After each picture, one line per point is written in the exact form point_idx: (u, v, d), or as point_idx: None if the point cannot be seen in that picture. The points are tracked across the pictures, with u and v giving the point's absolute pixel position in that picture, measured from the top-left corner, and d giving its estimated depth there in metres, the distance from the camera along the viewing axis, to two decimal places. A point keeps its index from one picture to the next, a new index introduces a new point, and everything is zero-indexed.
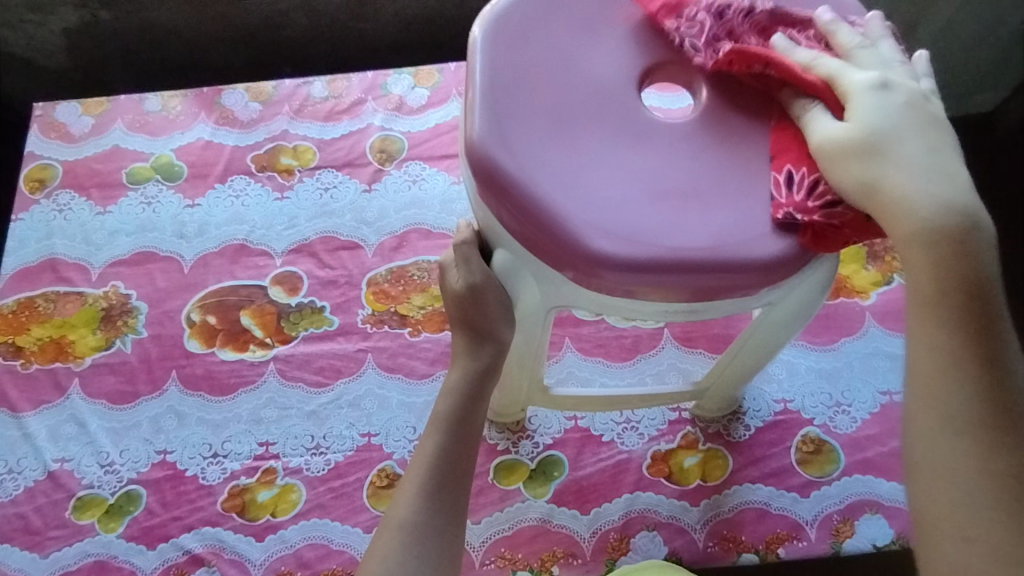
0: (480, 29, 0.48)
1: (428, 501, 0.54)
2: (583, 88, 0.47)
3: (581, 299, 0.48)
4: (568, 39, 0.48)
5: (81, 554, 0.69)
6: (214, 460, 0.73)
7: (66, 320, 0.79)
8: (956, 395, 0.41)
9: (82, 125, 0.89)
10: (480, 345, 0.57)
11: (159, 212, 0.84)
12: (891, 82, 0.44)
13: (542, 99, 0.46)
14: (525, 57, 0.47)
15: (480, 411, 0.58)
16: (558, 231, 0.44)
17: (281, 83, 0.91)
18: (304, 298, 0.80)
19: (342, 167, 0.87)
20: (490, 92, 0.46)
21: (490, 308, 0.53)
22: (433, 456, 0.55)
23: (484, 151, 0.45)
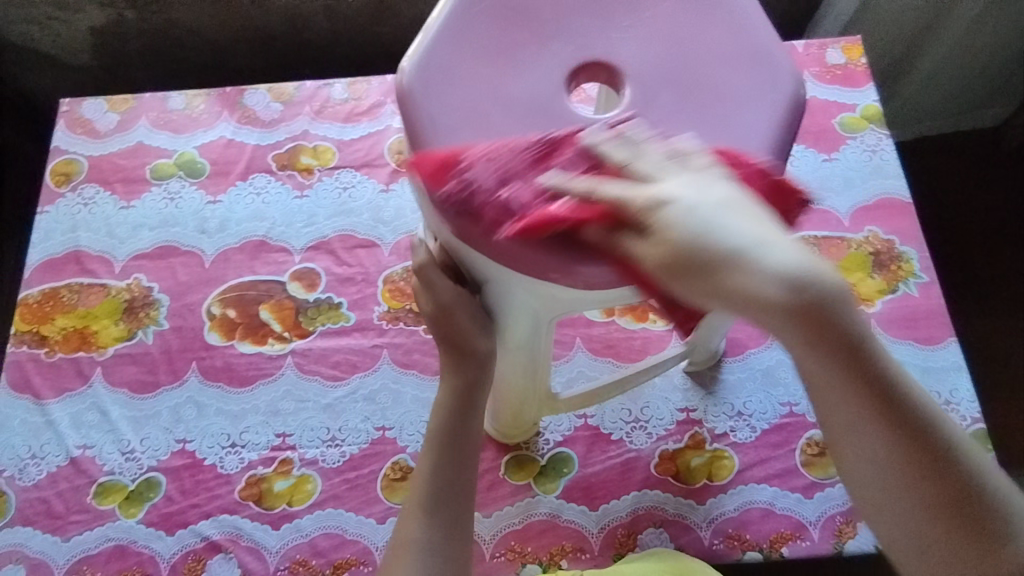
0: (403, 81, 0.46)
1: (429, 518, 0.55)
2: (521, 104, 0.46)
3: (579, 301, 0.48)
4: (490, 57, 0.46)
5: (102, 538, 0.71)
6: (232, 449, 0.75)
7: (89, 310, 0.81)
8: (868, 436, 0.43)
9: (108, 122, 0.91)
10: (461, 359, 0.56)
11: (181, 207, 0.86)
12: (690, 187, 0.38)
13: (486, 126, 0.45)
14: (457, 94, 0.45)
15: (472, 424, 0.57)
16: (546, 253, 0.43)
17: (302, 84, 0.93)
18: (323, 295, 0.82)
19: (361, 167, 0.89)
20: (436, 142, 0.45)
21: (462, 322, 0.53)
22: (432, 475, 0.56)
23: (451, 200, 0.44)
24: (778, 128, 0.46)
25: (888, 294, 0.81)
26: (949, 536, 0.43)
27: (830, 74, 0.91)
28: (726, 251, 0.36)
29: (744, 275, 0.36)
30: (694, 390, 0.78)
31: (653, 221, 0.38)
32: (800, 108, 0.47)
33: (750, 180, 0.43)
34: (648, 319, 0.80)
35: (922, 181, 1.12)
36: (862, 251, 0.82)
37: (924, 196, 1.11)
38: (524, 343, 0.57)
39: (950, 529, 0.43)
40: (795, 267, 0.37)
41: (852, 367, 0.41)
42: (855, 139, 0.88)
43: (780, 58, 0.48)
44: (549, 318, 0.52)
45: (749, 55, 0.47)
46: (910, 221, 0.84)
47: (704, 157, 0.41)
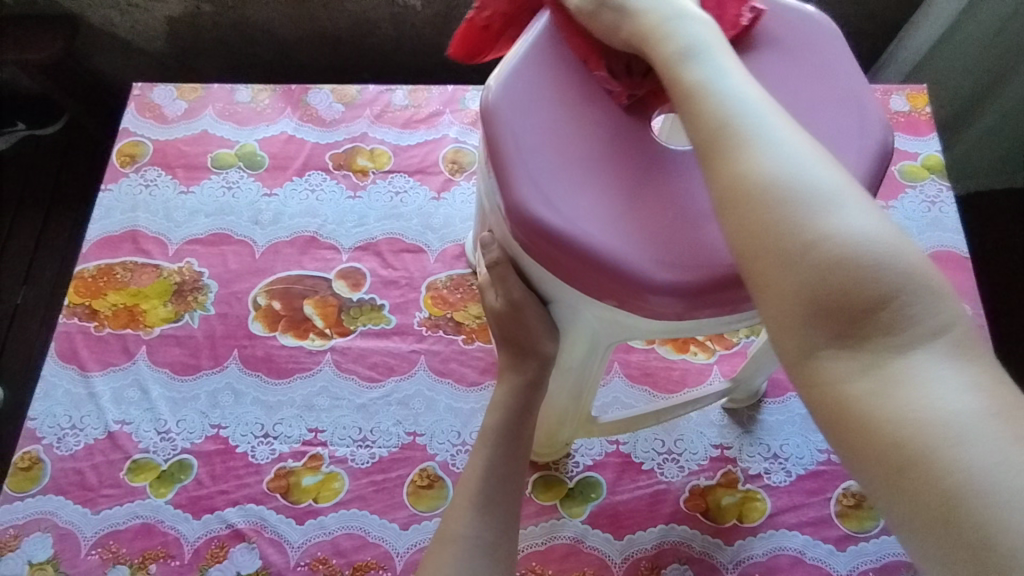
0: (489, 96, 0.46)
1: (479, 515, 0.55)
2: (600, 132, 0.46)
3: (644, 329, 0.47)
4: (577, 83, 0.47)
5: (131, 514, 0.72)
6: (265, 440, 0.75)
7: (140, 289, 0.83)
8: (695, 118, 0.42)
9: (176, 108, 0.94)
10: (524, 359, 0.57)
11: (238, 197, 0.88)
12: None
13: (566, 146, 0.45)
14: (540, 113, 0.46)
15: (526, 427, 0.58)
16: (619, 275, 0.43)
17: (365, 88, 0.95)
18: (366, 295, 0.83)
19: (414, 173, 0.90)
20: (517, 156, 0.44)
21: (531, 322, 0.52)
22: (484, 472, 0.56)
23: (528, 213, 0.43)
24: (866, 172, 0.45)
25: None
26: (778, 242, 0.38)
27: (893, 120, 0.90)
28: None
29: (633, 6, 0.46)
30: (730, 427, 0.76)
31: None
32: (888, 153, 0.46)
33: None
34: (688, 350, 0.79)
35: (977, 238, 1.09)
36: None
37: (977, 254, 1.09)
38: (578, 367, 0.57)
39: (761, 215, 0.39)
40: (671, 3, 0.46)
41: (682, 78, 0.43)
42: (914, 188, 0.87)
43: (869, 104, 0.47)
44: (608, 343, 0.52)
45: (834, 96, 0.47)
46: (965, 276, 0.82)
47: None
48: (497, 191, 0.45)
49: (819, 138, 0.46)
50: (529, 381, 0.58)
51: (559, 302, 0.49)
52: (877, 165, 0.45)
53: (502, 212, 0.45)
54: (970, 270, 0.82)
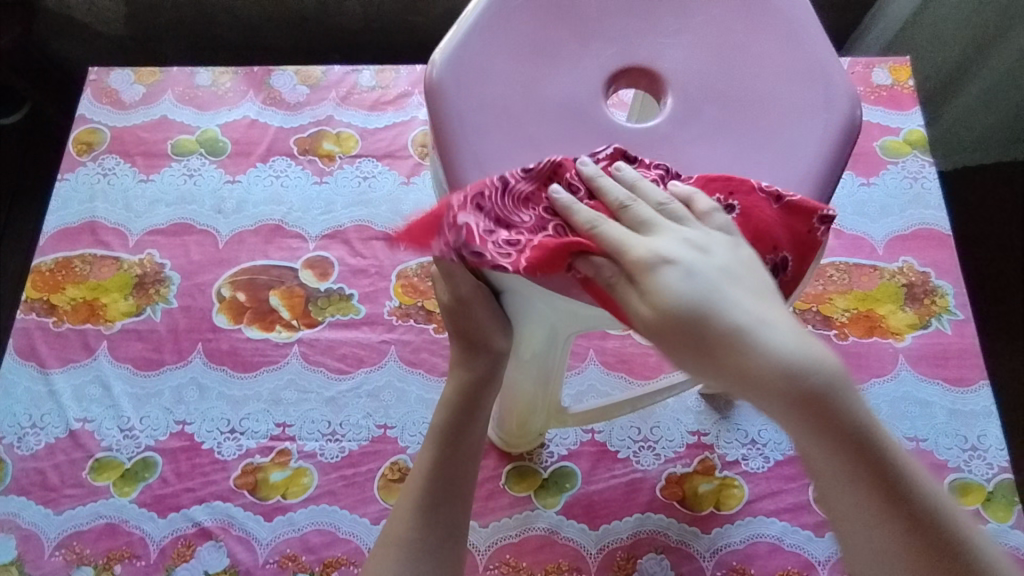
0: (434, 74, 0.43)
1: (425, 517, 0.54)
2: (549, 109, 0.43)
3: (603, 319, 0.45)
4: (528, 59, 0.44)
5: (95, 514, 0.70)
6: (231, 435, 0.73)
7: (100, 283, 0.80)
8: (827, 451, 0.38)
9: (133, 93, 0.90)
10: (474, 355, 0.54)
11: (200, 185, 0.85)
12: (677, 252, 0.37)
13: (513, 127, 0.42)
14: (488, 92, 0.43)
15: (478, 422, 0.56)
16: (571, 267, 0.41)
17: (331, 69, 0.92)
18: (334, 285, 0.80)
19: (383, 158, 0.87)
20: (464, 140, 0.42)
21: (481, 317, 0.50)
22: (430, 471, 0.55)
23: (475, 201, 0.41)
24: (830, 150, 0.43)
25: (919, 329, 0.77)
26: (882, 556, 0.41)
27: (875, 95, 0.87)
28: (729, 329, 0.35)
29: (746, 360, 0.34)
30: (708, 413, 0.75)
31: (646, 280, 0.36)
32: (855, 131, 0.44)
33: (754, 208, 0.41)
34: None
35: (958, 211, 1.07)
36: (895, 282, 0.79)
37: (958, 228, 1.06)
38: (539, 354, 0.55)
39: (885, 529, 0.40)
40: (796, 351, 0.35)
41: (827, 406, 0.36)
42: (896, 164, 0.84)
43: (836, 77, 0.45)
44: (567, 332, 0.50)
45: (798, 69, 0.45)
46: (947, 253, 0.80)
47: (703, 210, 0.39)
48: (444, 176, 0.43)
49: (781, 113, 0.44)
50: (482, 377, 0.55)
51: (510, 293, 0.47)
52: (841, 143, 0.44)
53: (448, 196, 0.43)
54: (952, 249, 0.80)
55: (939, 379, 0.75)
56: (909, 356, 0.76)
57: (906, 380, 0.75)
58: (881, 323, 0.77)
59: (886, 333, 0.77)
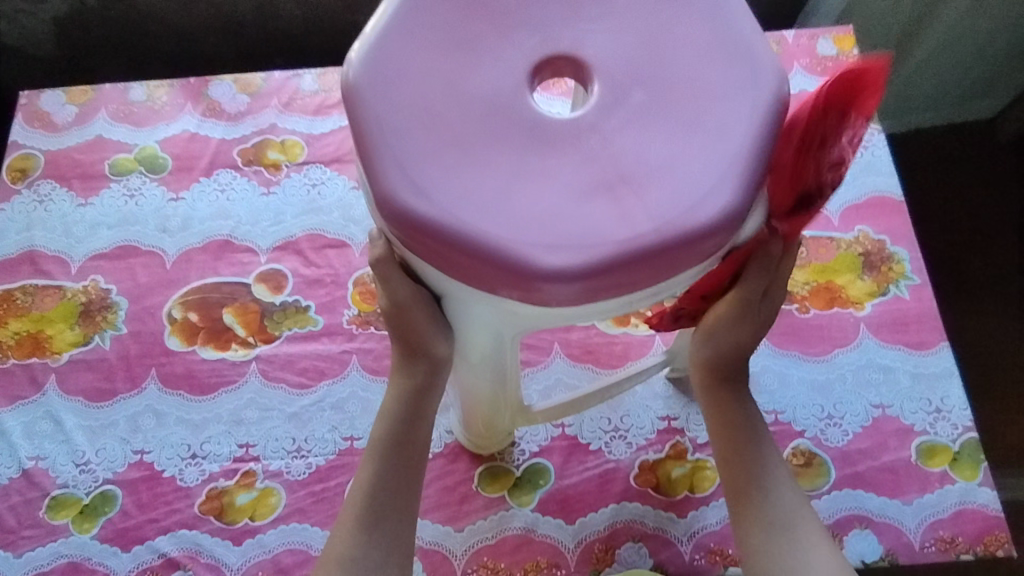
0: (350, 75, 0.42)
1: (364, 534, 0.53)
2: (471, 105, 0.41)
3: (547, 317, 0.44)
4: (447, 54, 0.42)
5: (55, 555, 0.68)
6: (193, 461, 0.71)
7: (44, 314, 0.77)
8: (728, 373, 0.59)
9: (66, 114, 0.87)
10: (413, 361, 0.53)
11: (142, 205, 0.82)
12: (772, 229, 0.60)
13: (436, 126, 0.41)
14: (407, 90, 0.41)
15: (421, 431, 0.55)
16: (504, 265, 0.39)
17: (271, 75, 0.89)
18: (289, 297, 0.78)
19: (331, 163, 0.85)
20: (385, 141, 0.41)
21: (421, 322, 0.49)
22: (370, 484, 0.54)
23: (401, 205, 0.40)
24: (760, 127, 0.42)
25: (878, 297, 0.78)
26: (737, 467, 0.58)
27: (821, 65, 0.88)
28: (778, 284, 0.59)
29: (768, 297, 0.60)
30: (676, 397, 0.74)
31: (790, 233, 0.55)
32: (784, 105, 0.43)
33: None
34: (629, 323, 0.77)
35: (910, 178, 1.05)
36: (852, 251, 0.79)
37: (911, 202, 1.04)
38: (488, 354, 0.54)
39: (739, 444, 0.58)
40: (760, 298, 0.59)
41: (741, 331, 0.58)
42: None
43: (763, 54, 0.44)
44: (511, 331, 0.49)
45: (723, 46, 0.44)
46: (901, 219, 0.81)
47: None
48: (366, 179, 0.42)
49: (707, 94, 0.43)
50: (421, 386, 0.54)
51: (447, 297, 0.46)
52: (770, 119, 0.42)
53: (374, 202, 0.42)
54: (906, 214, 0.81)
55: (900, 344, 0.75)
56: (870, 324, 0.76)
57: (869, 348, 0.75)
58: (841, 293, 0.77)
59: (846, 304, 0.77)
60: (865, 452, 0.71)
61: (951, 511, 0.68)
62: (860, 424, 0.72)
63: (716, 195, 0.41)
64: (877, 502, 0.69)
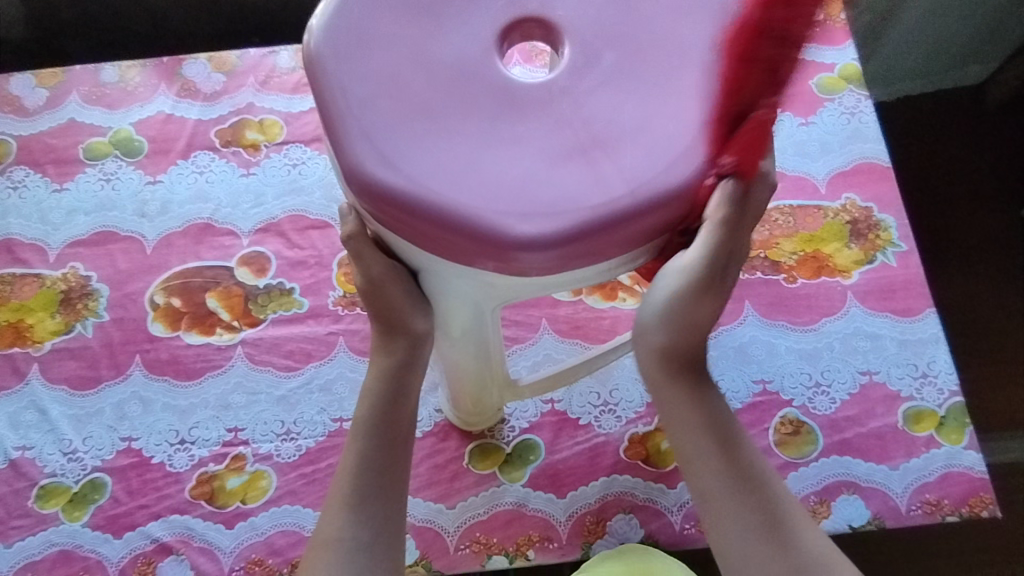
0: (311, 46, 0.41)
1: (352, 515, 0.52)
2: (438, 73, 0.40)
3: (524, 288, 0.44)
4: (410, 21, 0.41)
5: (46, 543, 0.67)
6: (181, 446, 0.71)
7: (23, 303, 0.76)
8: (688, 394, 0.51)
9: (37, 98, 0.84)
10: (393, 339, 0.53)
11: (119, 189, 0.81)
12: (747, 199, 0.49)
13: (403, 95, 0.40)
14: (371, 60, 0.40)
15: (405, 409, 0.55)
16: (476, 236, 0.39)
17: (246, 53, 0.87)
18: (273, 280, 0.77)
19: (311, 142, 0.83)
20: (350, 113, 0.39)
21: (398, 297, 0.49)
22: (355, 466, 0.53)
23: (370, 178, 0.39)
24: None
25: (865, 265, 0.77)
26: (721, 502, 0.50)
27: None
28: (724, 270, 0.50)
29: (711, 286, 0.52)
30: None
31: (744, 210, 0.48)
32: None
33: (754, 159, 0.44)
34: (617, 297, 0.77)
35: (900, 146, 1.04)
36: (839, 220, 0.79)
37: (900, 173, 1.03)
38: (468, 329, 0.53)
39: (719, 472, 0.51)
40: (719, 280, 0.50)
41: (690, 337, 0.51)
42: (832, 101, 0.84)
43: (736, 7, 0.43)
44: (491, 304, 0.49)
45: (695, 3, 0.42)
46: (888, 186, 0.80)
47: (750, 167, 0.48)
48: (334, 154, 0.41)
49: (680, 53, 0.41)
50: (402, 363, 0.54)
51: (424, 271, 0.46)
52: None
53: (343, 177, 0.41)
54: (893, 180, 0.80)
55: (887, 311, 0.76)
56: (857, 293, 0.76)
57: (856, 316, 0.75)
58: (828, 262, 0.77)
59: (834, 272, 0.77)
60: (852, 419, 0.72)
61: (937, 474, 0.69)
62: (848, 391, 0.73)
63: (692, 155, 0.40)
64: (864, 468, 0.70)
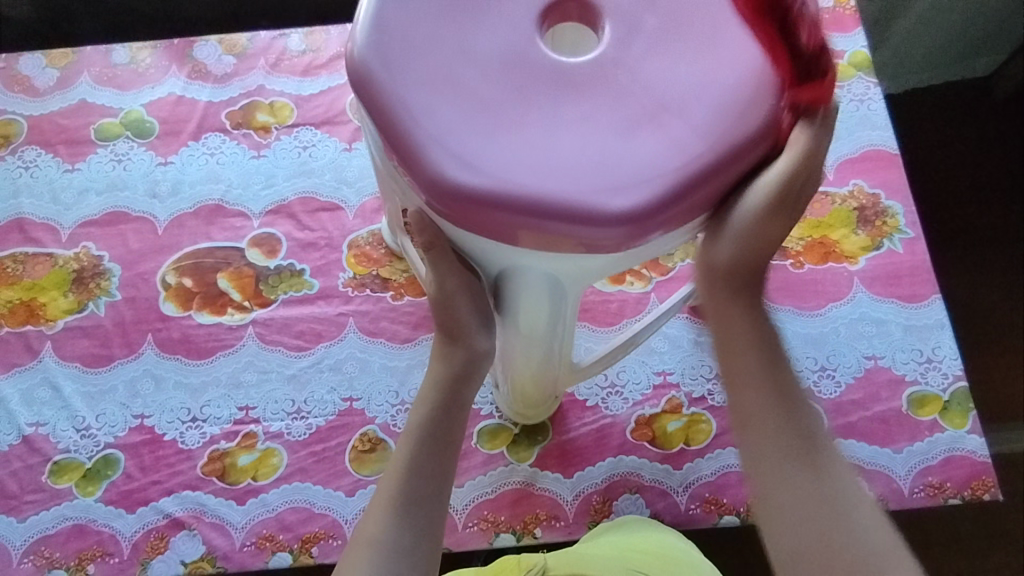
0: (356, 63, 0.41)
1: (396, 518, 0.51)
2: (487, 64, 0.41)
3: (615, 265, 0.44)
4: (448, 19, 0.42)
5: (60, 517, 0.68)
6: (193, 424, 0.72)
7: (35, 282, 0.77)
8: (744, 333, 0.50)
9: (47, 78, 0.85)
10: (451, 349, 0.53)
11: (130, 169, 0.81)
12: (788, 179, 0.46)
13: (460, 93, 0.40)
14: (420, 67, 0.41)
15: (457, 418, 0.54)
16: (571, 222, 0.39)
17: (257, 35, 0.87)
18: (283, 261, 0.78)
19: (321, 125, 0.83)
20: (413, 120, 0.40)
21: (464, 308, 0.51)
22: (402, 470, 0.52)
23: (448, 181, 0.39)
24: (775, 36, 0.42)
25: (872, 251, 0.78)
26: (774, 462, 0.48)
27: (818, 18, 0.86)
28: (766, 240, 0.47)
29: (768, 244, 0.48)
30: (672, 353, 0.75)
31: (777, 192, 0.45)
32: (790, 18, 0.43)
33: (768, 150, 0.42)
34: (625, 281, 0.77)
35: (909, 138, 1.05)
36: (847, 206, 0.79)
37: (909, 164, 1.04)
38: (541, 329, 0.53)
39: (777, 435, 0.48)
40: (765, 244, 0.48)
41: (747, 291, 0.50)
42: (841, 87, 0.84)
43: None
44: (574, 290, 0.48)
45: None
46: (896, 173, 0.80)
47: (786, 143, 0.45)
48: (404, 171, 0.41)
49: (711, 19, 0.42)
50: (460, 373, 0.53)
51: (509, 268, 0.45)
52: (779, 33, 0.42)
53: (415, 190, 0.41)
54: (900, 167, 0.81)
55: (892, 297, 0.76)
56: (863, 278, 0.77)
57: (862, 301, 0.76)
58: (835, 248, 0.78)
59: (841, 258, 0.78)
60: (857, 402, 0.73)
61: (940, 458, 0.70)
62: (853, 375, 0.74)
63: (754, 101, 0.41)
64: (868, 450, 0.71)
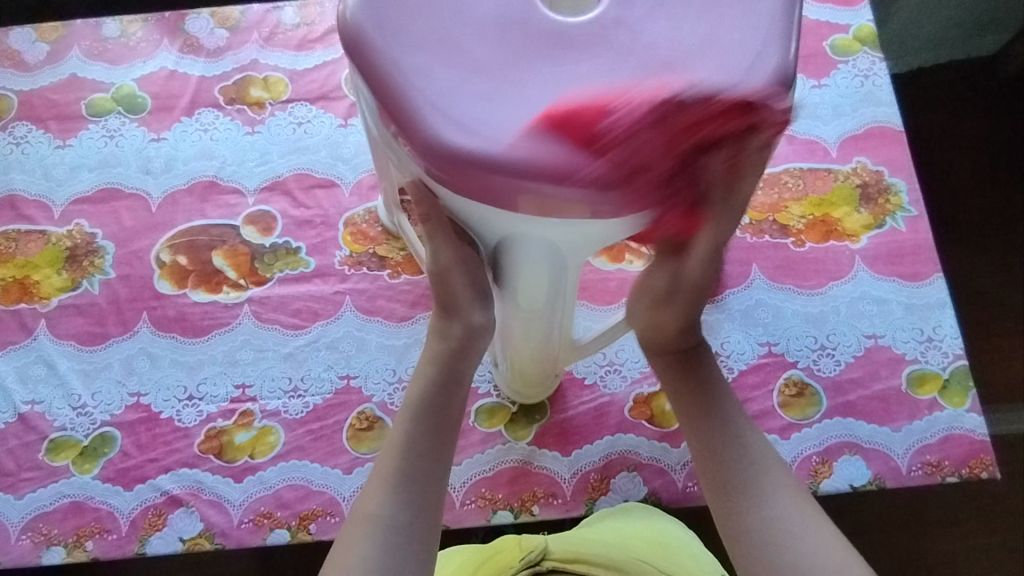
0: (350, 25, 0.40)
1: (393, 493, 0.50)
2: (485, 25, 0.40)
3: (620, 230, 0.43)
4: None
5: (58, 495, 0.68)
6: (190, 402, 0.71)
7: (28, 260, 0.76)
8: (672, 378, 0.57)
9: (37, 53, 0.83)
10: (447, 323, 0.54)
11: (123, 146, 0.80)
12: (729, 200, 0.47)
13: (458, 55, 0.39)
14: (417, 28, 0.40)
15: (457, 396, 0.54)
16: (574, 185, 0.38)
17: (250, 8, 0.85)
18: (279, 239, 0.77)
19: (316, 100, 0.82)
20: (410, 84, 0.39)
21: (460, 279, 0.51)
22: (401, 444, 0.52)
23: (446, 147, 0.38)
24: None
25: (873, 229, 0.77)
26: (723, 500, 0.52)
27: None
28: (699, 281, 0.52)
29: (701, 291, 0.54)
30: None
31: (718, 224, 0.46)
32: None
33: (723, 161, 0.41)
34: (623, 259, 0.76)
35: (913, 116, 1.03)
36: (849, 184, 0.78)
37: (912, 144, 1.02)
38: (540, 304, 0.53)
39: (716, 465, 0.53)
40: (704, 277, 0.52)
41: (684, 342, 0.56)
42: (845, 63, 0.82)
43: None
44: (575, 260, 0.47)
45: None
46: (900, 151, 0.79)
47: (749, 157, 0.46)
48: (401, 137, 0.40)
49: None
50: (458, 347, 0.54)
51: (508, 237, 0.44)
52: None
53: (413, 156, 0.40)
54: (904, 145, 0.80)
55: (893, 276, 0.75)
56: (864, 257, 0.76)
57: (863, 280, 0.75)
58: (836, 226, 0.77)
59: (842, 236, 0.77)
60: (856, 381, 0.72)
61: (938, 437, 0.70)
62: (853, 354, 0.73)
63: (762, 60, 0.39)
64: (867, 429, 0.71)
